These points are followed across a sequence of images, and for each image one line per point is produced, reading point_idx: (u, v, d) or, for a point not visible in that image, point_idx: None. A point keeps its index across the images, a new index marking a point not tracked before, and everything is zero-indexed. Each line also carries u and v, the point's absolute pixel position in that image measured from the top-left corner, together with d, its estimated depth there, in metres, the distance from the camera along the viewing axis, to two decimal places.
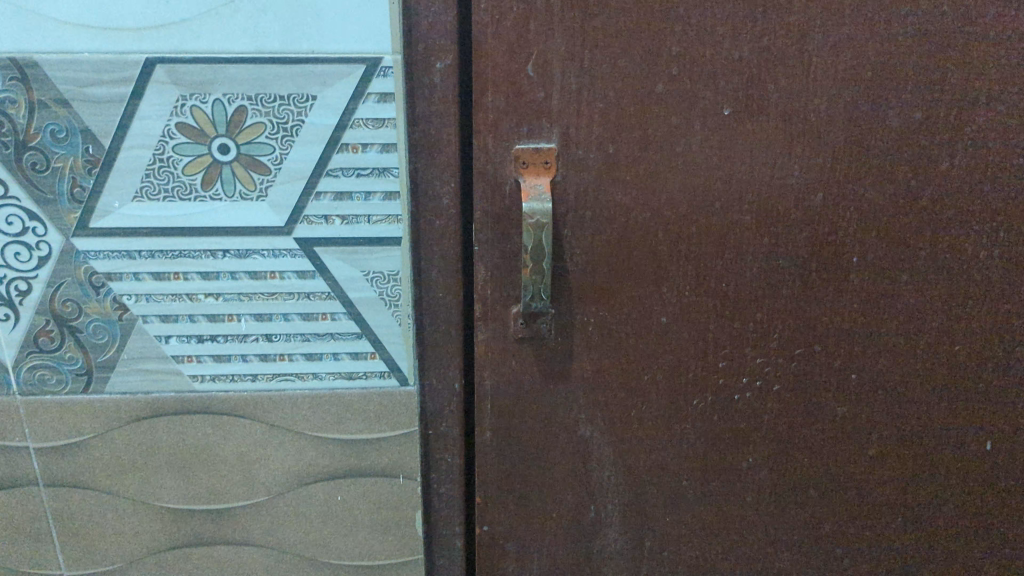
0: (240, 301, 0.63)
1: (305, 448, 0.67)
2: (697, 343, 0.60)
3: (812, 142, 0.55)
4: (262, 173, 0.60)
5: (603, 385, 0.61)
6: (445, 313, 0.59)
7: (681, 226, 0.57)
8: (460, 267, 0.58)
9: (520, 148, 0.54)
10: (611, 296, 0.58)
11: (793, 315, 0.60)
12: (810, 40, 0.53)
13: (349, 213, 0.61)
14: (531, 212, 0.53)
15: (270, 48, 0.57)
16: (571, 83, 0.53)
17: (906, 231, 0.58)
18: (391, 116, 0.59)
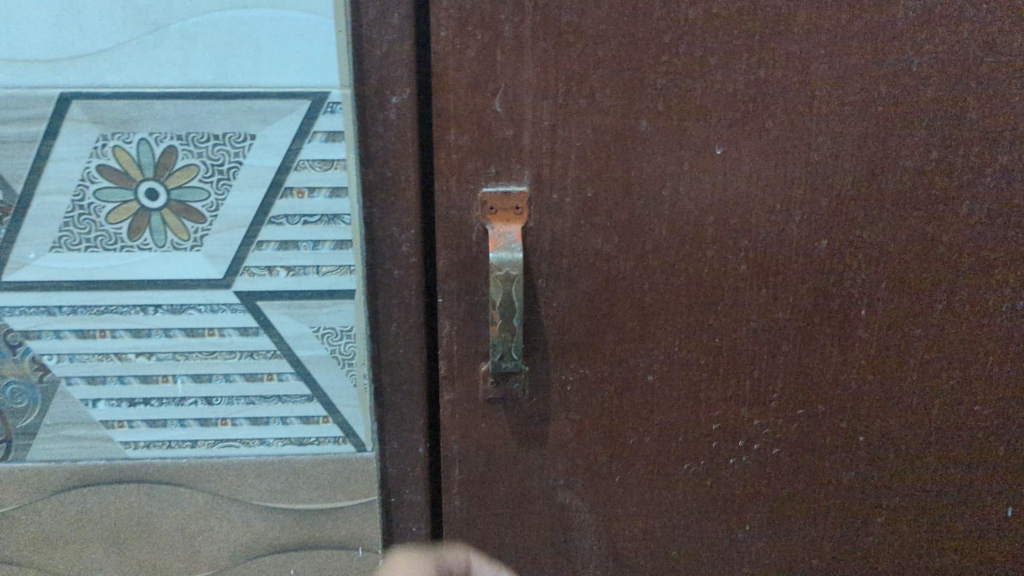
0: (175, 361, 0.51)
1: (254, 518, 0.55)
2: (698, 410, 0.52)
3: (818, 185, 0.48)
4: (195, 222, 0.48)
5: (591, 462, 0.52)
6: (405, 372, 0.50)
7: (678, 279, 0.49)
8: (420, 320, 0.49)
9: (486, 192, 0.46)
10: (593, 353, 0.50)
11: (807, 377, 0.52)
12: (815, 72, 0.46)
13: (297, 264, 0.49)
14: (501, 265, 0.45)
15: (203, 81, 0.44)
16: (548, 120, 0.45)
17: (924, 283, 0.50)
18: (341, 157, 0.47)
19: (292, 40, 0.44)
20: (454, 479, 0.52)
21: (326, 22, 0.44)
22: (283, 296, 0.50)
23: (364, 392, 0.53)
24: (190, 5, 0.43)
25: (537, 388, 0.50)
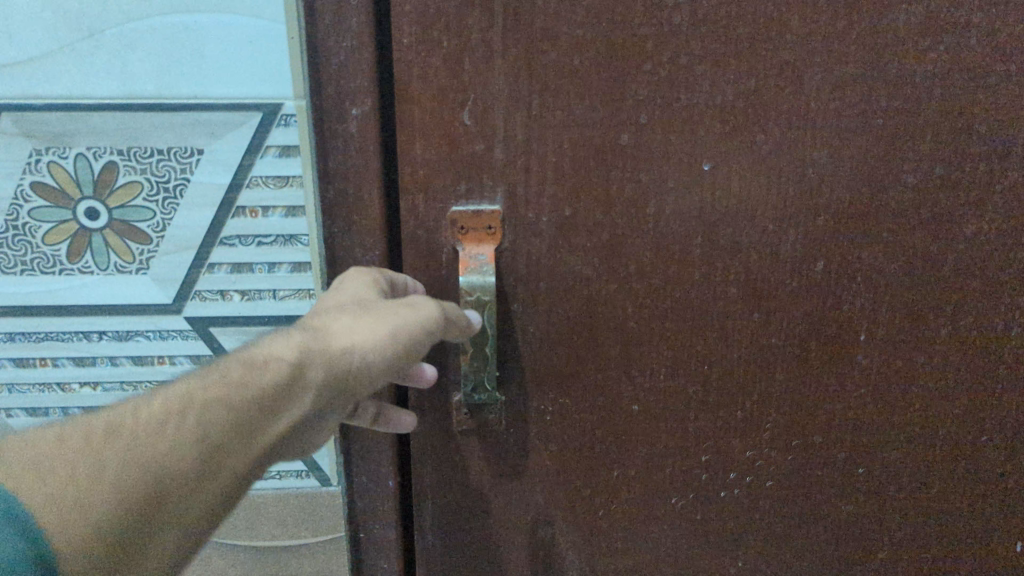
0: (123, 392, 0.47)
1: (212, 556, 0.53)
2: (717, 475, 0.42)
3: (847, 204, 0.38)
4: (141, 242, 0.44)
5: (583, 541, 0.43)
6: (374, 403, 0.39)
7: (692, 323, 0.39)
8: None
9: (457, 211, 0.36)
10: (574, 389, 0.40)
11: (848, 441, 0.43)
12: (871, 69, 0.35)
13: (251, 289, 0.45)
14: (471, 290, 0.36)
15: (143, 92, 0.41)
16: (527, 134, 0.35)
17: (956, 310, 0.41)
18: (298, 173, 0.43)
19: (241, 47, 0.40)
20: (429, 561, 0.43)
21: (277, 26, 0.40)
22: (238, 321, 0.46)
23: None
24: (126, 8, 0.39)
25: (519, 454, 0.41)
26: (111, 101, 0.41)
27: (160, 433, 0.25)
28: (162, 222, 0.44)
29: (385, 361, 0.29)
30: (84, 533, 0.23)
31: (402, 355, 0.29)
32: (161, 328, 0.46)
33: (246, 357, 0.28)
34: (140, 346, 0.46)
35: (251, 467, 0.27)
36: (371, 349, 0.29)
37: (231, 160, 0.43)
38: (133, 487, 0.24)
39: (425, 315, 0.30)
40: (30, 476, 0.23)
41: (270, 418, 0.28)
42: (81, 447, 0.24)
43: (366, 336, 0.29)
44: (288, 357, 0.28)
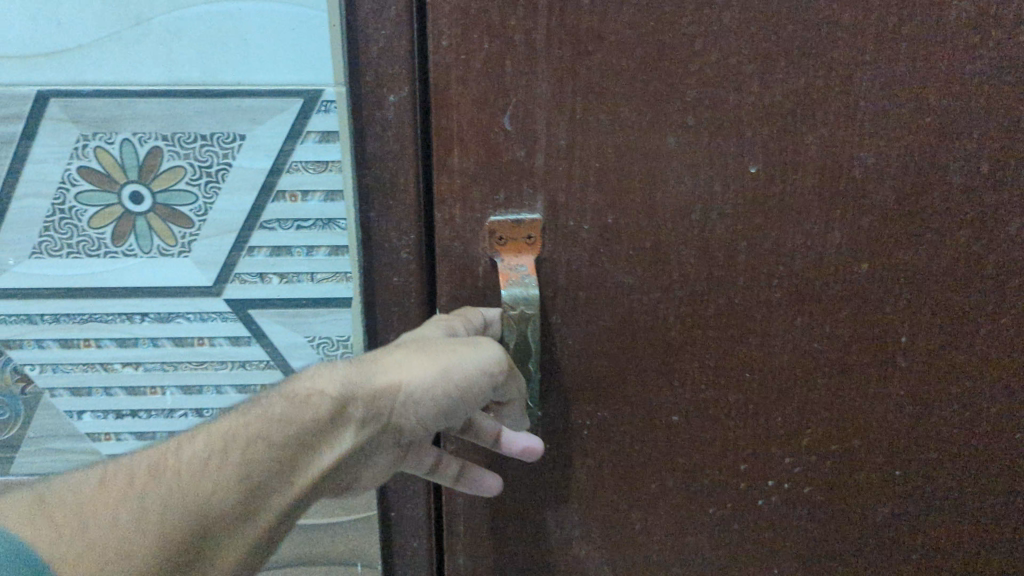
0: (163, 372, 0.48)
1: None
2: (750, 477, 0.42)
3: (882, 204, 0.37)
4: (183, 226, 0.45)
5: (617, 544, 0.43)
6: None
7: (735, 334, 0.39)
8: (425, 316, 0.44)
9: (493, 220, 0.36)
10: (612, 399, 0.39)
11: (884, 445, 0.42)
12: (926, 73, 0.35)
13: (290, 272, 0.46)
14: (513, 304, 0.35)
15: (187, 79, 0.42)
16: (571, 141, 0.34)
17: (994, 311, 0.40)
18: (337, 158, 0.44)
19: (283, 35, 0.41)
20: (463, 554, 0.42)
21: (318, 14, 0.41)
22: (276, 302, 0.47)
23: None
24: None
25: (558, 455, 0.40)
26: (154, 88, 0.42)
27: (206, 465, 0.30)
28: (203, 205, 0.45)
29: (427, 391, 0.33)
30: (133, 556, 0.28)
31: (446, 386, 0.33)
32: (205, 309, 0.47)
33: (289, 394, 0.33)
34: (182, 328, 0.47)
35: (298, 495, 0.32)
36: (413, 381, 0.33)
37: (271, 146, 0.44)
38: (180, 520, 0.29)
39: (481, 352, 0.33)
40: (70, 528, 0.28)
41: (315, 450, 0.33)
42: (124, 487, 0.29)
43: (415, 370, 0.32)
44: (333, 391, 0.33)
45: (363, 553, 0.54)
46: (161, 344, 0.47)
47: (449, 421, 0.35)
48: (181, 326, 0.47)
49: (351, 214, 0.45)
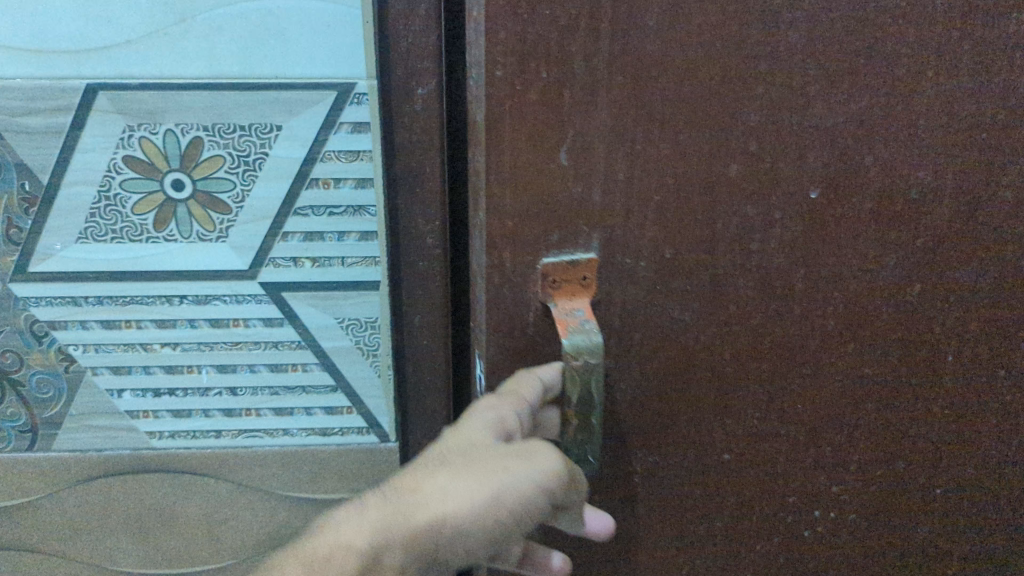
0: (200, 352, 0.51)
1: (277, 510, 0.56)
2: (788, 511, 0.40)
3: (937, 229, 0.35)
4: (222, 213, 0.48)
5: None
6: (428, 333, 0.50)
7: (781, 367, 0.36)
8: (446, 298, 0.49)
9: (547, 263, 0.32)
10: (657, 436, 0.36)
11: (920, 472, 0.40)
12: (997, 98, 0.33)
13: (322, 256, 0.49)
14: (577, 354, 0.31)
15: (228, 72, 0.44)
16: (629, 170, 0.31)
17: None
18: (368, 148, 0.47)
19: (320, 31, 0.44)
20: None
21: (353, 12, 0.44)
22: (309, 285, 0.50)
23: (390, 384, 0.53)
24: None
25: None
26: (196, 82, 0.44)
27: None
28: (241, 192, 0.47)
29: (478, 523, 0.29)
30: None
31: (502, 514, 0.29)
32: (241, 291, 0.49)
33: (309, 549, 0.29)
34: (219, 309, 0.50)
35: None
36: (460, 515, 0.29)
37: (306, 136, 0.46)
38: None
39: (528, 468, 0.30)
40: None
41: None
42: None
43: (463, 497, 0.29)
44: (361, 543, 0.28)
45: None
46: (199, 325, 0.50)
47: (499, 548, 0.30)
48: (218, 308, 0.50)
49: (380, 200, 0.48)
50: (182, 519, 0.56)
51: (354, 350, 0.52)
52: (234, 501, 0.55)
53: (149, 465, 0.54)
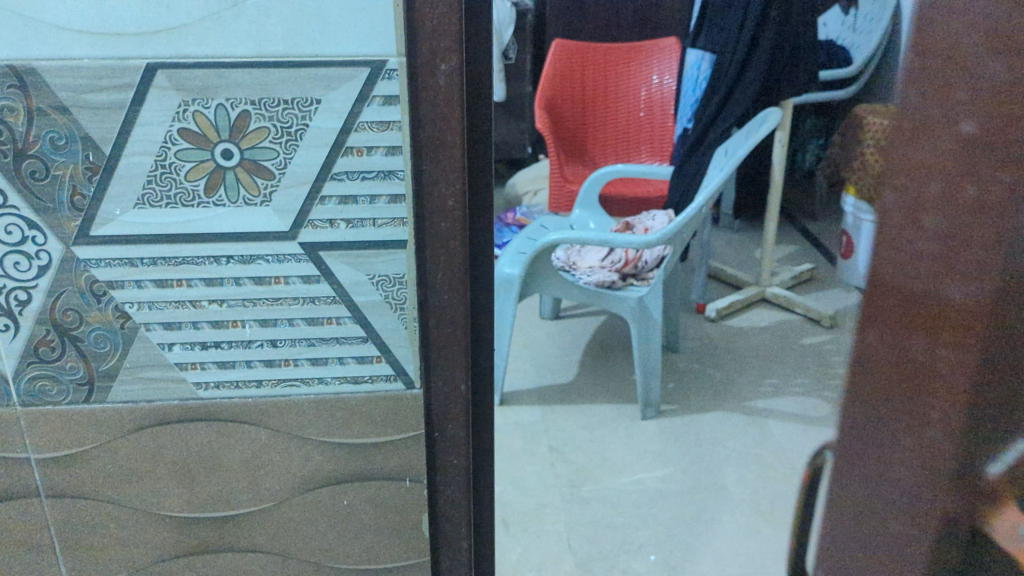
0: (244, 308, 0.56)
1: (312, 454, 0.61)
2: None
3: None
4: (266, 178, 0.53)
5: None
6: (451, 287, 0.57)
7: None
8: (464, 251, 0.56)
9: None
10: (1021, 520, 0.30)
11: None
12: None
13: (356, 217, 0.55)
14: None
15: (274, 51, 0.50)
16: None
17: None
18: (397, 119, 0.52)
19: (356, 14, 0.50)
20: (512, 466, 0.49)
21: None
22: (342, 245, 0.55)
23: (415, 333, 0.58)
24: None
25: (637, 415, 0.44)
26: (245, 61, 0.50)
27: None
28: (285, 160, 0.53)
29: None
30: None
31: None
32: (289, 253, 0.55)
33: None
34: (263, 269, 0.55)
35: None
36: None
37: (342, 110, 0.52)
38: None
39: None
40: None
41: None
42: None
43: None
44: None
45: (411, 469, 0.63)
46: (248, 284, 0.55)
47: None
48: (265, 267, 0.55)
49: (409, 166, 0.54)
50: (222, 466, 0.61)
51: (387, 303, 0.57)
52: (272, 445, 0.61)
53: (196, 415, 0.59)
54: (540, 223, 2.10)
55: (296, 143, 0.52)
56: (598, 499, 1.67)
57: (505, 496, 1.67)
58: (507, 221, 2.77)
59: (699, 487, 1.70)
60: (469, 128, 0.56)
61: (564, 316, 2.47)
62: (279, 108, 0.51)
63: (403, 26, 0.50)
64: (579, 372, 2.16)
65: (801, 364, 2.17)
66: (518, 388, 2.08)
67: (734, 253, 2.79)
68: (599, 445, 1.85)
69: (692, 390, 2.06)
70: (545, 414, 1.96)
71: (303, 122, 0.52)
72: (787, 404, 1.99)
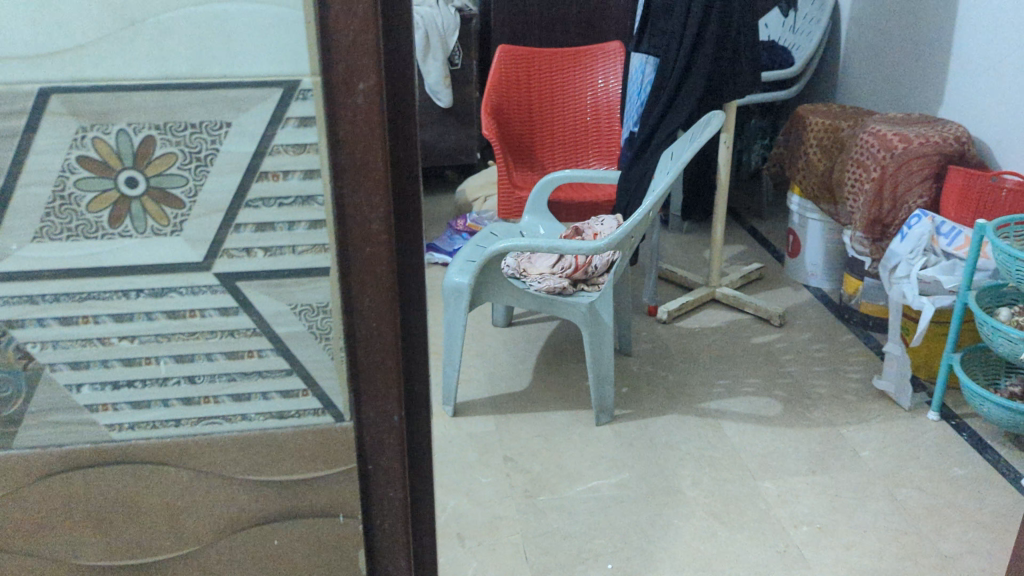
0: (158, 343, 0.53)
1: (238, 494, 0.58)
2: None
3: None
4: (175, 208, 0.50)
5: None
6: (380, 314, 0.55)
7: None
8: (393, 277, 0.54)
9: None
10: None
11: None
12: None
13: (274, 245, 0.52)
14: None
15: (178, 72, 0.47)
16: None
17: None
18: (314, 141, 0.50)
19: (265, 31, 0.47)
20: None
21: (295, 13, 0.47)
22: (260, 275, 0.52)
23: (342, 364, 0.56)
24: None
25: None
26: (148, 83, 0.47)
27: None
28: (195, 188, 0.50)
29: None
30: None
31: None
32: (203, 285, 0.52)
33: None
34: (177, 302, 0.52)
35: None
36: None
37: (253, 132, 0.49)
38: None
39: None
40: None
41: None
42: None
43: None
44: None
45: (344, 504, 0.60)
46: (162, 318, 0.52)
47: None
48: (178, 301, 0.52)
49: (329, 190, 0.51)
50: (141, 511, 0.57)
51: (313, 332, 0.54)
52: (195, 487, 0.57)
53: (111, 458, 0.55)
54: (489, 230, 2.08)
55: (205, 169, 0.49)
56: (554, 509, 1.65)
57: (460, 509, 1.64)
58: (458, 226, 2.77)
59: (655, 492, 1.69)
60: (394, 150, 0.54)
61: (516, 322, 2.45)
62: (185, 134, 0.48)
63: (316, 43, 0.48)
64: (533, 379, 2.14)
65: (752, 363, 2.18)
66: (471, 397, 2.05)
67: (684, 253, 2.80)
68: (554, 453, 1.83)
69: (646, 393, 2.05)
70: (499, 424, 1.94)
71: (213, 147, 0.49)
72: (739, 404, 2.00)
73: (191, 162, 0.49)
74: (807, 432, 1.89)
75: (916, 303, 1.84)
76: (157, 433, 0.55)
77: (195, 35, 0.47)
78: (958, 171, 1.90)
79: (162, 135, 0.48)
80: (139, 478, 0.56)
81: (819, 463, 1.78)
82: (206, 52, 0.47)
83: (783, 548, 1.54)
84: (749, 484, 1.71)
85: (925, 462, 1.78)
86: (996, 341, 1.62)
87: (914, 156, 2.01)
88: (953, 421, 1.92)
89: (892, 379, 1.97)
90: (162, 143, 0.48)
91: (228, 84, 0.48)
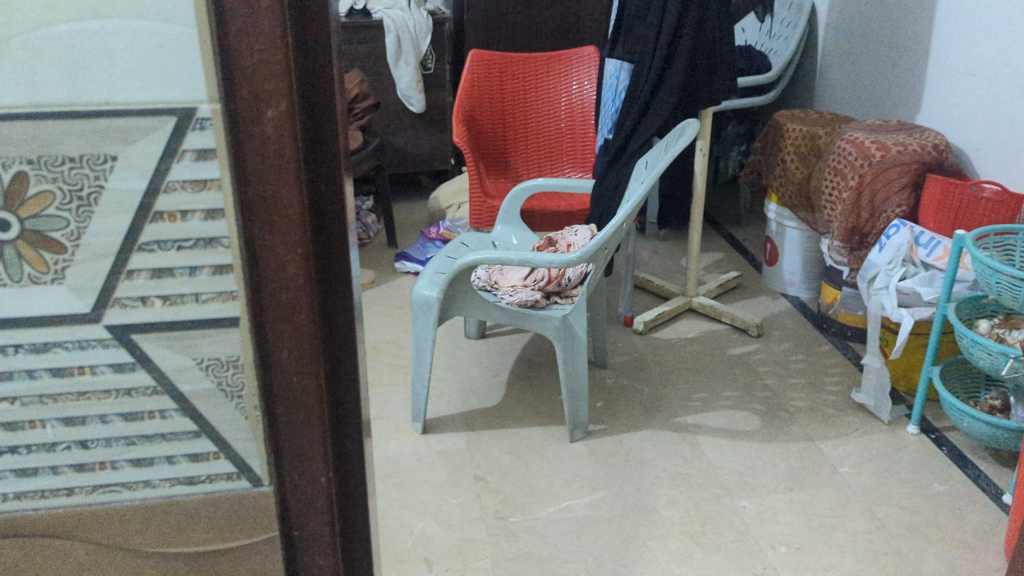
0: (42, 405, 0.47)
1: (144, 567, 0.51)
2: None
3: None
4: (55, 252, 0.44)
5: None
6: (300, 367, 0.49)
7: None
8: (314, 326, 0.48)
9: None
10: None
11: None
12: None
13: (173, 293, 0.45)
14: None
15: (52, 99, 0.41)
16: None
17: None
18: (216, 176, 0.43)
19: (151, 49, 0.40)
20: None
21: (186, 31, 0.40)
22: (159, 326, 0.46)
23: (258, 424, 0.49)
24: (32, 16, 0.40)
25: None
26: (19, 111, 0.41)
27: None
28: (78, 230, 0.43)
29: None
30: None
31: None
32: (90, 340, 0.45)
33: None
34: (61, 359, 0.46)
35: None
36: None
37: (142, 166, 0.42)
38: None
39: None
40: None
41: None
42: None
43: None
44: None
45: None
46: (45, 377, 0.46)
47: None
48: (62, 357, 0.46)
49: (234, 232, 0.44)
50: None
51: (223, 389, 0.48)
52: (94, 561, 0.51)
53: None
54: (459, 240, 2.02)
55: (88, 209, 0.43)
56: (525, 531, 1.59)
57: (427, 533, 1.58)
58: (430, 234, 2.70)
59: (630, 512, 1.64)
60: (314, 183, 0.47)
61: (489, 334, 2.39)
62: (62, 169, 0.42)
63: (215, 63, 0.41)
64: (505, 394, 2.08)
65: (730, 376, 2.13)
66: (442, 413, 1.99)
67: (661, 261, 2.75)
68: (526, 472, 1.77)
69: (621, 408, 2.00)
70: (469, 441, 1.88)
71: (95, 185, 0.42)
72: (717, 419, 1.95)
73: (72, 201, 0.43)
74: (785, 448, 1.84)
75: (897, 315, 1.79)
76: (47, 503, 0.49)
77: (70, 55, 0.40)
78: (937, 180, 1.86)
79: (36, 172, 0.42)
80: (30, 550, 0.50)
81: (798, 480, 1.73)
82: (83, 74, 0.40)
83: (761, 571, 1.49)
84: (726, 504, 1.66)
85: (906, 479, 1.73)
86: (977, 355, 1.58)
87: (892, 165, 1.97)
88: (934, 435, 1.88)
89: (873, 395, 1.92)
90: (36, 180, 0.42)
91: (110, 111, 0.41)
